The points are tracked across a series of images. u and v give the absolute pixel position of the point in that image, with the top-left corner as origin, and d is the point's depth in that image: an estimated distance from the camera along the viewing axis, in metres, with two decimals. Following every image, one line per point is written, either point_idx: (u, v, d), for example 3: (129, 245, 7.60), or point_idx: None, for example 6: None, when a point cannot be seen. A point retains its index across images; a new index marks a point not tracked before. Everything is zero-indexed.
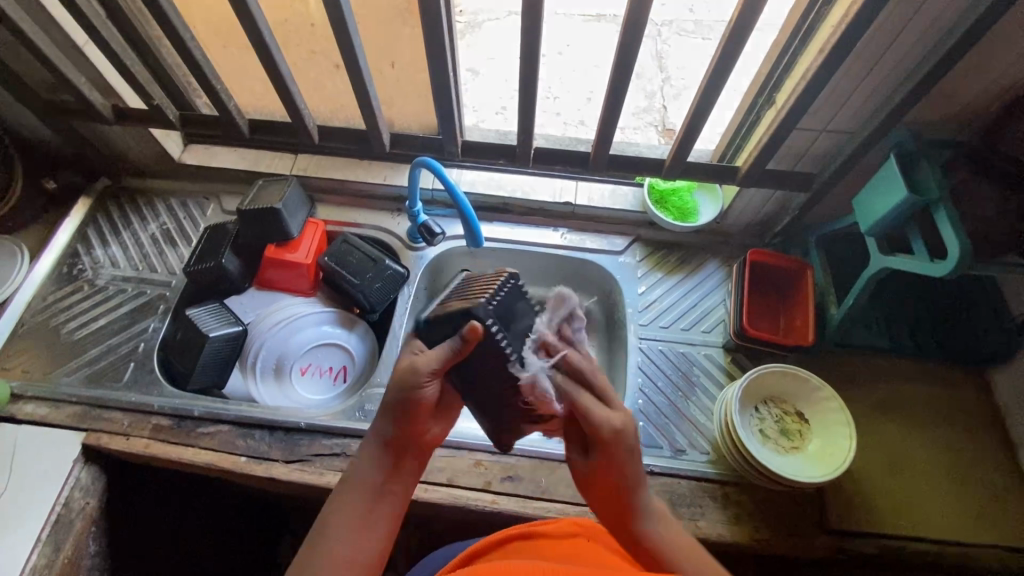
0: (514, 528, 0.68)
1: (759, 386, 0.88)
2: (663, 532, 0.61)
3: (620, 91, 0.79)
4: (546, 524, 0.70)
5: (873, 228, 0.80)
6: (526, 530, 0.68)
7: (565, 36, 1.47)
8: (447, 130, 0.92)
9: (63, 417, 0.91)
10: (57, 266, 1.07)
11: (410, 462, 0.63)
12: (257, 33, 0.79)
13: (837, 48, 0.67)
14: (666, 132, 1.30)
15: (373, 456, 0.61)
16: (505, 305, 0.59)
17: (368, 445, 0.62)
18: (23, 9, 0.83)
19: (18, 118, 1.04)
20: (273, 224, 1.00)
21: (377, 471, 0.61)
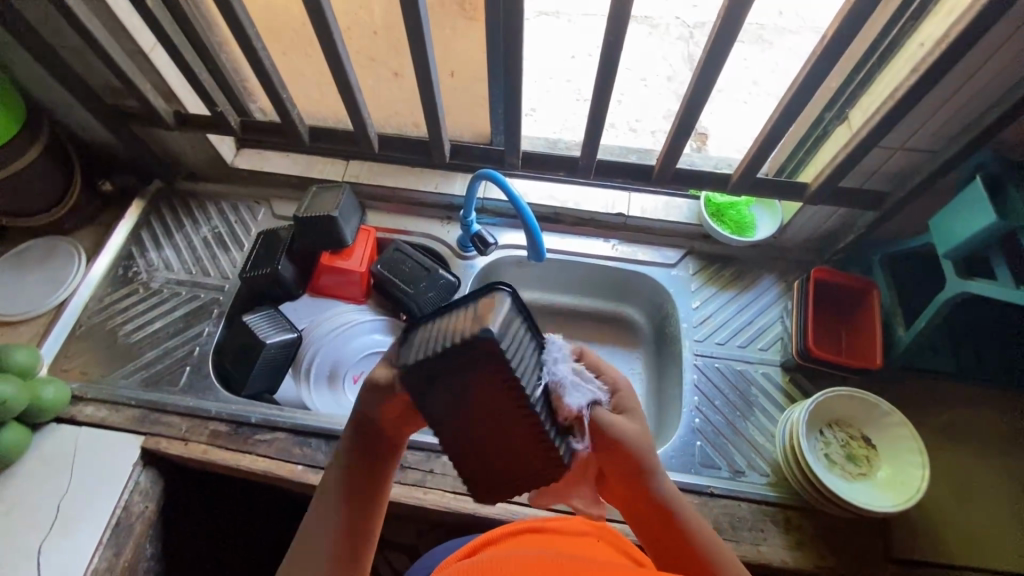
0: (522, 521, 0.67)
1: (824, 409, 0.86)
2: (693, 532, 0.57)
3: (696, 106, 0.77)
4: (555, 520, 0.69)
5: (952, 250, 0.77)
6: (535, 524, 0.67)
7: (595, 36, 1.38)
8: (510, 141, 0.91)
9: (122, 420, 0.91)
10: (112, 268, 1.08)
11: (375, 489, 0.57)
12: (330, 42, 0.79)
13: (932, 68, 0.65)
14: (699, 136, 1.17)
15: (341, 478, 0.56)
16: (445, 367, 0.44)
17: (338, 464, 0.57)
18: (96, 16, 0.83)
19: (80, 122, 1.05)
20: (329, 232, 1.00)
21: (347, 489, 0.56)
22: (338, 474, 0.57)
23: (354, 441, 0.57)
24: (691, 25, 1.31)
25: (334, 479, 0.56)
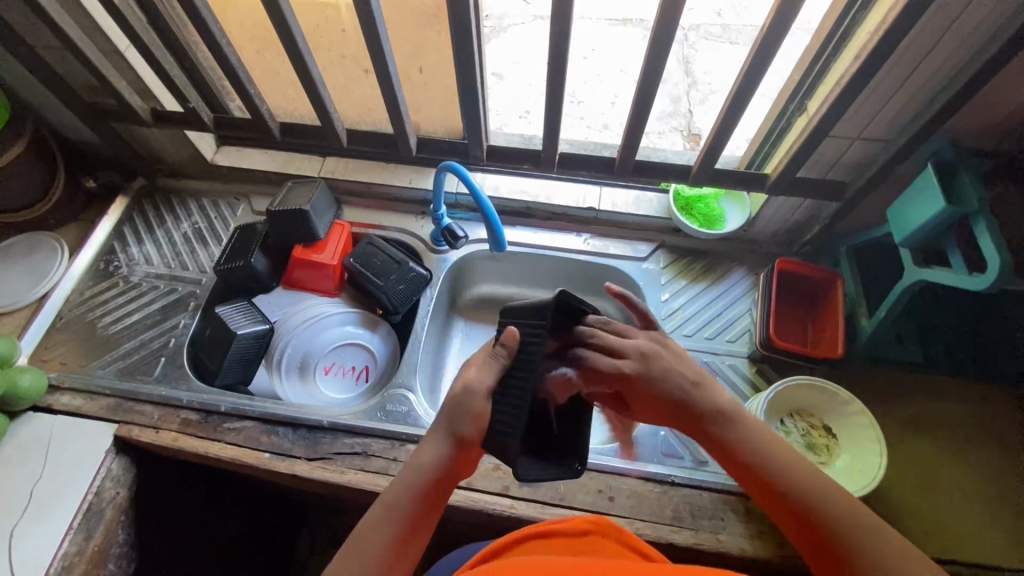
0: (527, 528, 0.67)
1: (784, 399, 0.87)
2: (780, 460, 0.64)
3: (649, 96, 0.78)
4: (558, 523, 0.70)
5: (908, 239, 0.77)
6: (538, 529, 0.67)
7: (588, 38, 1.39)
8: (473, 135, 0.93)
9: (97, 409, 0.94)
10: (95, 262, 1.11)
11: (440, 502, 0.65)
12: (291, 38, 0.81)
13: (872, 56, 0.66)
14: (692, 137, 1.23)
15: (414, 490, 0.63)
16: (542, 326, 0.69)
17: (415, 475, 0.64)
18: (70, 15, 0.86)
19: (63, 119, 1.08)
20: (302, 226, 1.02)
21: (416, 501, 0.63)
22: (424, 470, 0.64)
23: (440, 455, 0.64)
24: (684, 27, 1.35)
25: (435, 443, 0.65)
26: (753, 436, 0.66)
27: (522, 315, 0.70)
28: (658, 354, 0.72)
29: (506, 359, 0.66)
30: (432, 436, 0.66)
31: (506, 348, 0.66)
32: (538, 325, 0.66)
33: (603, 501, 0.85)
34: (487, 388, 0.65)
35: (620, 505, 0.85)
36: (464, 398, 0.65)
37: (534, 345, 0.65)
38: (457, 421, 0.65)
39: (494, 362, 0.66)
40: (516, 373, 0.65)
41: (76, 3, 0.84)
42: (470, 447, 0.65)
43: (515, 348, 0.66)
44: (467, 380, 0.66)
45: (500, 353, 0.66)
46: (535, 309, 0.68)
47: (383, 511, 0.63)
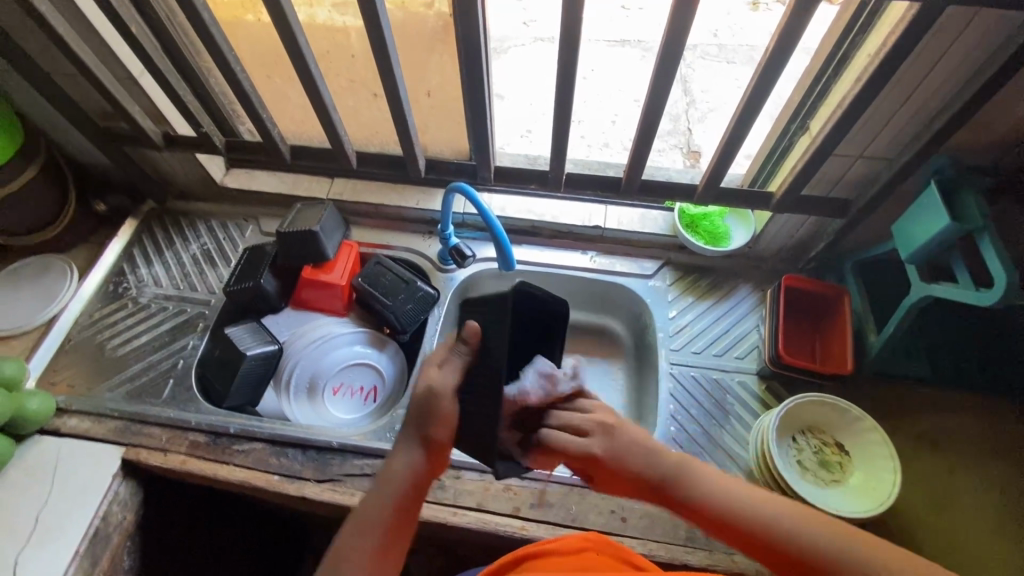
0: (523, 549, 0.68)
1: (796, 416, 0.86)
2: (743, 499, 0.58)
3: (654, 118, 0.79)
4: (553, 540, 0.70)
5: (914, 255, 0.78)
6: (535, 549, 0.68)
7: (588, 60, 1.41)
8: (481, 157, 0.94)
9: (104, 432, 0.93)
10: (104, 284, 1.12)
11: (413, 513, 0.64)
12: (303, 63, 0.82)
13: (874, 78, 0.67)
14: (692, 154, 1.24)
15: (388, 498, 0.62)
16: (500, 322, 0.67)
17: (387, 482, 0.63)
18: (87, 43, 0.88)
19: (75, 144, 1.09)
20: (311, 246, 1.03)
21: (390, 511, 0.62)
22: (396, 479, 0.63)
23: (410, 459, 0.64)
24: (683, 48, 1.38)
25: (406, 447, 0.65)
26: (717, 486, 0.60)
27: (482, 310, 0.69)
28: (617, 424, 0.66)
29: (467, 354, 0.67)
30: (402, 443, 0.66)
31: (467, 345, 0.67)
32: (496, 323, 0.65)
33: (615, 522, 0.84)
34: (449, 387, 0.66)
35: (633, 526, 0.84)
36: (429, 399, 0.65)
37: (492, 340, 0.65)
38: (426, 425, 0.65)
39: (455, 358, 0.67)
40: (479, 370, 0.67)
41: (93, 32, 0.86)
42: (440, 448, 0.65)
43: (477, 343, 0.68)
44: (431, 381, 0.66)
45: (462, 349, 0.68)
46: (493, 303, 0.67)
47: (358, 525, 0.61)
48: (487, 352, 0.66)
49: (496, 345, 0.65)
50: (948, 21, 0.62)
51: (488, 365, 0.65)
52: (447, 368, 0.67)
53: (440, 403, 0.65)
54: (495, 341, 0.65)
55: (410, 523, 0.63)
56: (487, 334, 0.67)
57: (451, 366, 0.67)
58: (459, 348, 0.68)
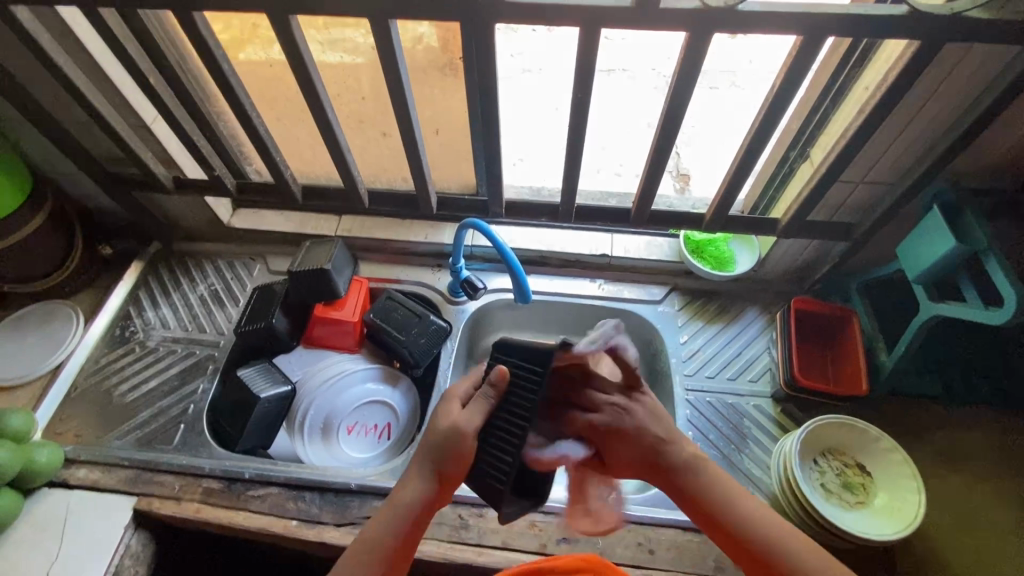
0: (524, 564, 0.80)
1: (817, 438, 0.87)
2: (743, 504, 0.65)
3: (665, 152, 0.81)
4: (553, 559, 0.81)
5: (922, 276, 0.80)
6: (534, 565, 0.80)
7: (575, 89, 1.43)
8: (493, 193, 0.96)
9: (114, 482, 0.91)
10: (110, 329, 1.10)
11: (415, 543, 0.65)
12: (322, 111, 0.83)
13: (878, 110, 0.70)
14: (682, 177, 1.26)
15: (396, 529, 0.64)
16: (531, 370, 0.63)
17: (395, 514, 0.64)
18: (102, 93, 0.88)
19: (82, 189, 1.09)
20: (323, 284, 1.03)
21: (395, 543, 0.64)
22: (403, 510, 0.64)
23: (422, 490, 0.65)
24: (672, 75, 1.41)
25: (417, 479, 0.65)
26: (712, 478, 0.67)
27: (515, 352, 0.64)
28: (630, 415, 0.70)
29: (493, 399, 0.64)
30: (415, 472, 0.66)
31: (495, 388, 0.64)
32: (532, 374, 0.62)
33: (643, 555, 0.83)
34: (471, 430, 0.63)
35: (661, 559, 0.83)
36: (452, 438, 0.63)
37: (524, 393, 0.62)
38: (438, 461, 0.64)
39: (480, 401, 0.64)
40: (506, 415, 0.63)
41: (108, 82, 0.86)
42: (450, 483, 0.65)
43: (504, 387, 0.64)
44: (456, 420, 0.64)
45: (487, 392, 0.64)
46: (534, 353, 0.63)
47: (364, 552, 0.63)
48: (517, 395, 0.63)
49: (531, 400, 0.62)
50: (948, 57, 0.66)
51: (515, 414, 0.63)
52: (473, 409, 0.64)
53: (460, 444, 0.63)
54: (527, 391, 0.62)
55: (406, 557, 0.65)
56: (520, 384, 0.63)
57: (477, 408, 0.64)
58: (485, 389, 0.64)
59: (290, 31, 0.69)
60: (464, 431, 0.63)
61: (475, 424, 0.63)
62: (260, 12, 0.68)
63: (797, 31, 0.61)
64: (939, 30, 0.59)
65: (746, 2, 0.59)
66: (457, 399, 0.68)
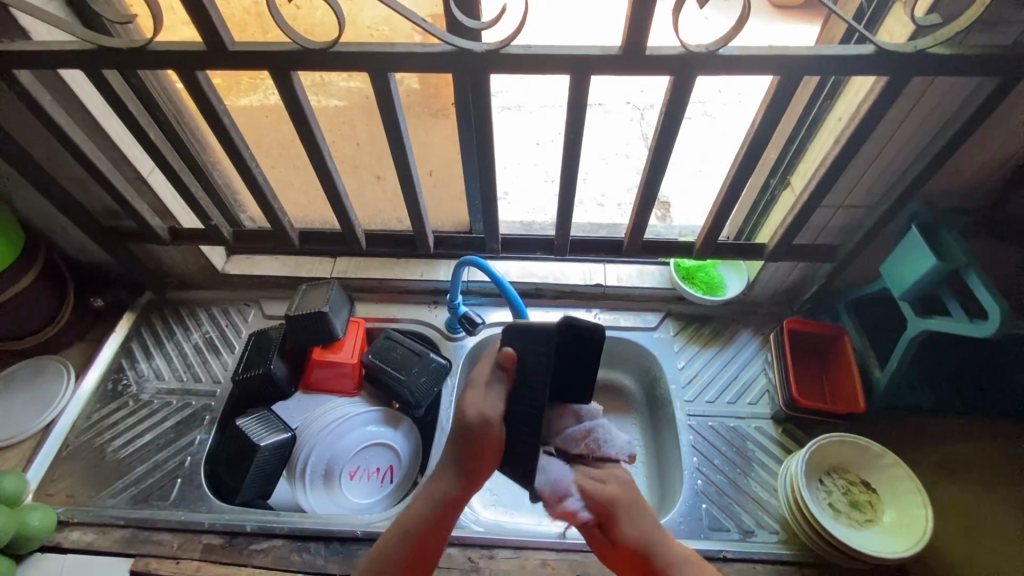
0: None
1: (821, 458, 0.88)
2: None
3: (654, 188, 0.84)
4: None
5: (907, 293, 0.83)
6: None
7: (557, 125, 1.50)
8: (489, 231, 0.97)
9: (111, 543, 0.89)
10: (102, 382, 1.08)
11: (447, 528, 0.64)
12: (322, 161, 0.84)
13: (852, 140, 0.74)
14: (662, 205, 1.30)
15: (425, 511, 0.63)
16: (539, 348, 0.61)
17: (426, 498, 0.64)
18: (101, 150, 0.89)
19: (74, 243, 1.09)
20: (321, 327, 1.03)
21: (424, 527, 0.63)
22: (432, 495, 0.64)
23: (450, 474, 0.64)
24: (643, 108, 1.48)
25: (446, 468, 0.64)
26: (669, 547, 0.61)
27: (518, 335, 0.63)
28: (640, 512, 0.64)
29: (508, 383, 0.64)
30: (443, 465, 0.65)
31: (506, 371, 0.64)
32: (539, 355, 0.61)
33: None
34: (499, 415, 0.62)
35: None
36: (480, 428, 0.62)
37: (534, 373, 0.62)
38: (463, 450, 0.63)
39: (496, 384, 0.64)
40: (521, 395, 0.62)
41: (107, 138, 0.88)
42: (481, 470, 0.63)
43: (514, 372, 0.63)
44: (479, 409, 0.63)
45: (499, 376, 0.64)
46: (536, 332, 0.61)
47: (398, 533, 0.63)
48: (525, 374, 0.63)
49: (543, 382, 0.61)
50: (914, 90, 0.70)
51: (529, 392, 0.62)
52: (495, 395, 0.63)
53: (489, 434, 0.62)
54: (536, 372, 0.61)
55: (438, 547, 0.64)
56: (527, 366, 0.62)
57: (499, 394, 0.63)
58: (496, 373, 0.64)
59: (291, 86, 0.72)
60: (484, 415, 0.62)
61: (497, 411, 0.62)
62: (262, 69, 0.70)
63: (773, 72, 0.65)
64: (906, 67, 0.63)
65: (724, 47, 0.63)
66: (480, 384, 0.64)
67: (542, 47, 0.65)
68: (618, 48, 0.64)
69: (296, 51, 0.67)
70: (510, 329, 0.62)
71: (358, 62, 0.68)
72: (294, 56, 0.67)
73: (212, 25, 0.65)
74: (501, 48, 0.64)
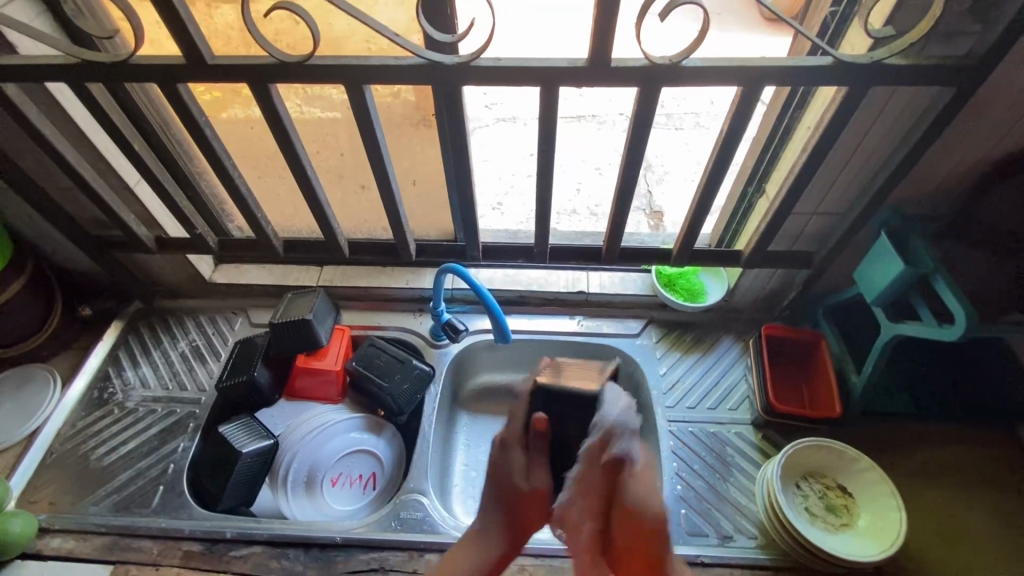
0: None
1: (797, 462, 0.88)
2: None
3: (628, 197, 0.85)
4: None
5: (878, 298, 0.84)
6: None
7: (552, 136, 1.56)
8: (470, 238, 0.99)
9: (92, 550, 0.89)
10: (88, 390, 1.09)
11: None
12: (302, 171, 0.86)
13: (817, 149, 0.76)
14: (654, 215, 1.41)
15: (476, 570, 0.59)
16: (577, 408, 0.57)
17: (475, 555, 0.59)
18: (88, 161, 0.91)
19: (63, 252, 1.10)
20: (305, 335, 1.04)
21: None
22: (479, 553, 0.59)
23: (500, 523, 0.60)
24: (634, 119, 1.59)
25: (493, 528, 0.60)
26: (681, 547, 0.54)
27: (556, 401, 0.58)
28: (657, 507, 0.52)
29: (546, 449, 0.60)
30: (488, 527, 0.60)
31: (540, 437, 0.59)
32: (574, 421, 0.58)
33: None
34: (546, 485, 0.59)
35: None
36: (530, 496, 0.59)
37: (573, 440, 0.58)
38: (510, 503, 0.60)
39: (535, 453, 0.60)
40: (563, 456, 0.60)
41: (93, 150, 0.90)
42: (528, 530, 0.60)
43: (546, 437, 0.59)
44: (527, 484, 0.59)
45: (536, 442, 0.59)
46: (577, 395, 0.57)
47: None
48: (562, 440, 0.59)
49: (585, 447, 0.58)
50: (876, 99, 0.72)
51: (573, 462, 0.59)
52: (535, 465, 0.60)
53: (538, 503, 0.59)
54: (577, 440, 0.58)
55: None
56: (562, 433, 0.58)
57: (540, 464, 0.60)
58: (530, 438, 0.59)
59: (271, 98, 0.74)
60: (530, 485, 0.59)
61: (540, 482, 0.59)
62: (242, 82, 0.72)
63: (737, 83, 0.67)
64: (864, 78, 0.65)
65: (688, 59, 0.65)
66: (515, 447, 0.61)
67: (512, 60, 0.67)
68: (585, 60, 0.66)
69: (273, 64, 0.69)
70: (546, 395, 0.58)
71: (333, 74, 0.70)
72: (273, 70, 0.70)
73: (192, 40, 0.67)
74: (472, 61, 0.66)
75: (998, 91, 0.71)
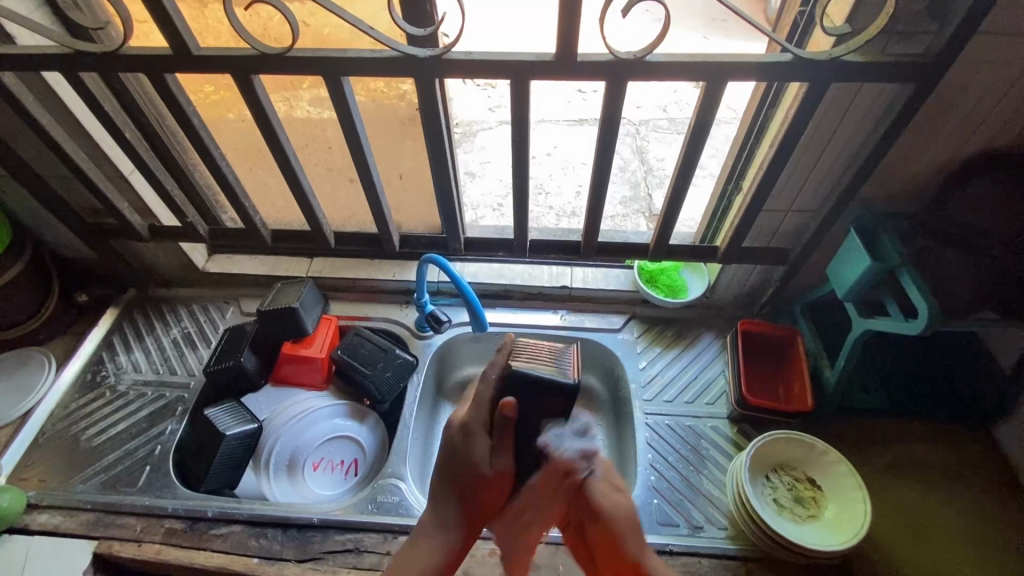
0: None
1: (768, 454, 0.89)
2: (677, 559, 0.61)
3: (601, 192, 0.87)
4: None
5: (849, 294, 0.86)
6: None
7: (551, 139, 1.59)
8: (452, 230, 1.01)
9: (78, 525, 0.92)
10: (82, 373, 1.12)
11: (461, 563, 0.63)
12: (286, 162, 0.89)
13: (783, 145, 0.77)
14: (653, 217, 1.44)
15: (436, 558, 0.60)
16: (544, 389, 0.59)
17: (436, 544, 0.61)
18: (84, 150, 0.95)
19: (61, 239, 1.14)
20: (291, 322, 1.06)
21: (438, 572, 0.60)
22: (441, 536, 0.61)
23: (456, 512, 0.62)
24: (637, 122, 1.64)
25: (450, 512, 0.62)
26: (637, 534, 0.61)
27: (522, 384, 0.59)
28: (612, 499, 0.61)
29: (510, 432, 0.60)
30: (447, 515, 0.62)
31: (506, 420, 0.60)
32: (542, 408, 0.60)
33: None
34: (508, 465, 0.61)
35: None
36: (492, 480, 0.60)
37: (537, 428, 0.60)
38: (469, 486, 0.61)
39: (499, 436, 0.61)
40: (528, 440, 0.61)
41: (89, 139, 0.93)
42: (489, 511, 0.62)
43: (514, 421, 0.60)
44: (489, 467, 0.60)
45: (502, 427, 0.60)
46: (545, 383, 0.59)
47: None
48: (525, 427, 0.61)
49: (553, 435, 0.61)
50: (841, 96, 0.74)
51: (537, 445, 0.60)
52: (498, 449, 0.61)
53: (501, 485, 0.61)
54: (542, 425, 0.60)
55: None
56: (528, 420, 0.60)
57: (504, 448, 0.61)
58: (496, 424, 0.60)
59: (254, 89, 0.77)
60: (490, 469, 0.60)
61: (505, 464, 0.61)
62: (226, 73, 0.75)
63: (700, 79, 0.69)
64: (823, 75, 0.67)
65: (651, 54, 0.67)
66: (478, 437, 0.62)
67: (483, 54, 0.69)
68: (553, 54, 0.68)
69: (255, 56, 0.72)
70: (517, 377, 0.59)
71: (312, 66, 0.73)
72: (254, 61, 0.72)
73: (177, 32, 0.70)
74: (444, 54, 0.69)
75: (959, 90, 0.72)
